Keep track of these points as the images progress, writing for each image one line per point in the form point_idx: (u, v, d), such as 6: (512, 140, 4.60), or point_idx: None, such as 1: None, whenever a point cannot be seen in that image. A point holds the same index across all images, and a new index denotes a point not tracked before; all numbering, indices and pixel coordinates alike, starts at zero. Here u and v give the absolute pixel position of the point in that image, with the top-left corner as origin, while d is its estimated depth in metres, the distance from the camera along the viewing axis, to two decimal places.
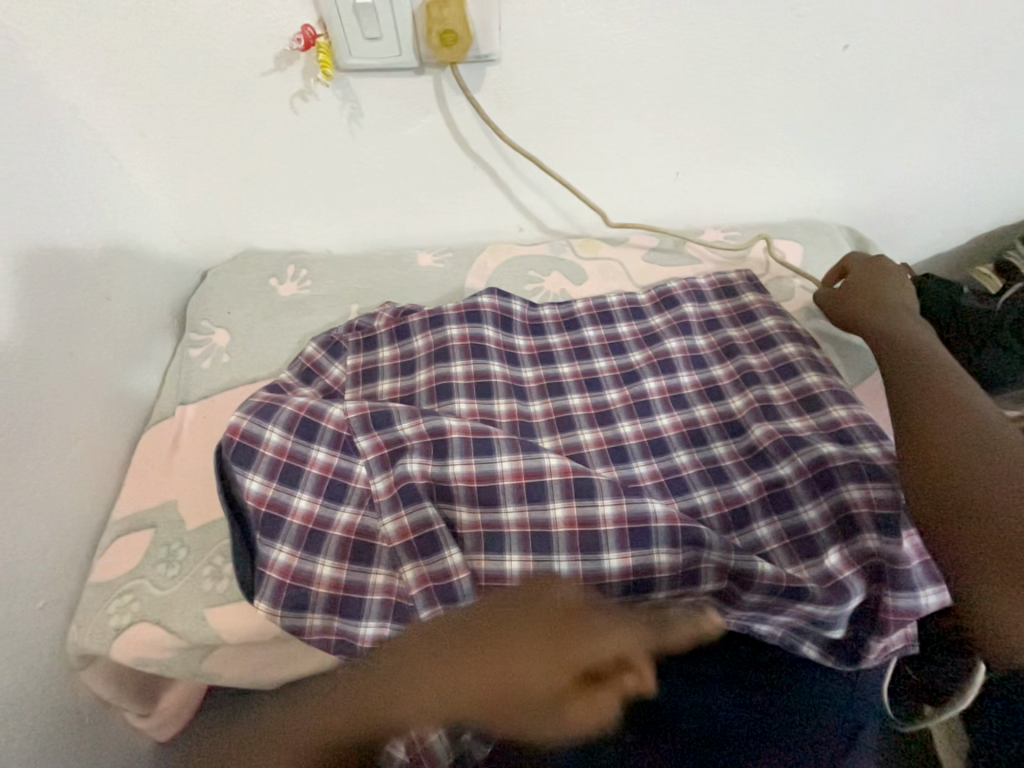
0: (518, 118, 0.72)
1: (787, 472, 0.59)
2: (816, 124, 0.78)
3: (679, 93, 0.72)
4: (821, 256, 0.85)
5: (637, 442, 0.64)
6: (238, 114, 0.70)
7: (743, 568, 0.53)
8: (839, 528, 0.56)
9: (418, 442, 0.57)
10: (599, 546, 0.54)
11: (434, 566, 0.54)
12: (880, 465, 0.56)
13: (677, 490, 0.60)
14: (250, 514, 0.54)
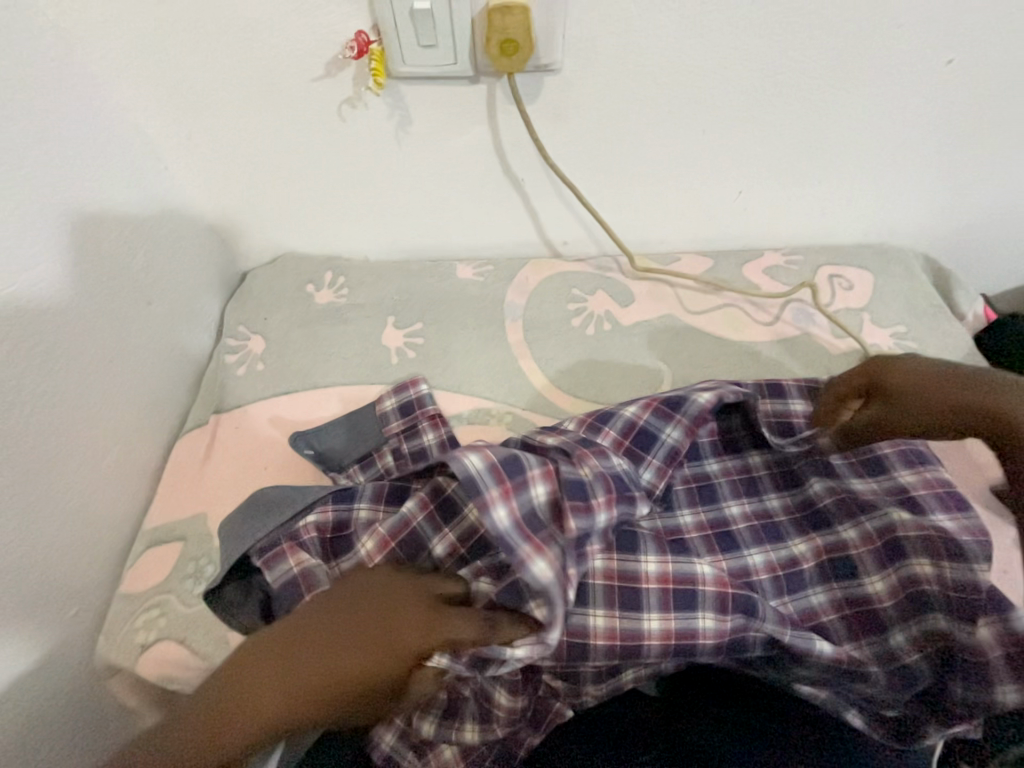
0: (573, 130, 0.68)
1: (851, 538, 0.55)
2: (902, 143, 0.71)
3: (750, 106, 0.66)
4: (893, 286, 0.78)
5: (684, 488, 0.60)
6: (286, 118, 0.68)
7: (799, 645, 0.49)
8: (908, 606, 0.51)
9: (512, 524, 0.45)
10: (639, 604, 0.51)
11: None
12: (961, 543, 0.50)
13: (727, 547, 0.57)
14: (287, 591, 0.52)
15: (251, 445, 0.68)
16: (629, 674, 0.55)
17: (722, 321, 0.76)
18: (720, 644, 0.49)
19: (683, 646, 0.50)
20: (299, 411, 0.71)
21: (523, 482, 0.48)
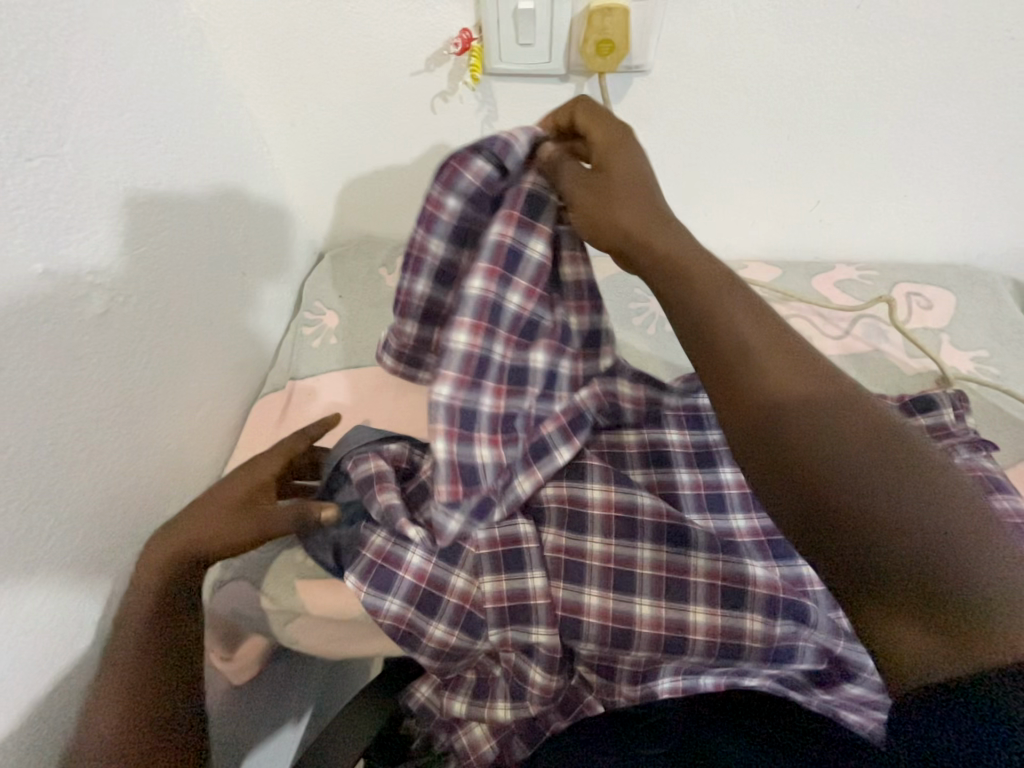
0: (653, 132, 0.69)
1: None
2: (1001, 161, 0.68)
3: (839, 115, 0.65)
4: (976, 309, 0.74)
5: (737, 493, 0.60)
6: (381, 108, 0.72)
7: (850, 656, 0.52)
8: None
9: (476, 300, 0.51)
10: (687, 596, 0.52)
11: (514, 585, 0.53)
12: None
13: (780, 555, 0.56)
14: (363, 562, 0.53)
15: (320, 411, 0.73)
16: (667, 679, 0.55)
17: None
18: (766, 647, 0.50)
19: (729, 643, 0.50)
20: (366, 384, 0.75)
21: (504, 291, 0.52)
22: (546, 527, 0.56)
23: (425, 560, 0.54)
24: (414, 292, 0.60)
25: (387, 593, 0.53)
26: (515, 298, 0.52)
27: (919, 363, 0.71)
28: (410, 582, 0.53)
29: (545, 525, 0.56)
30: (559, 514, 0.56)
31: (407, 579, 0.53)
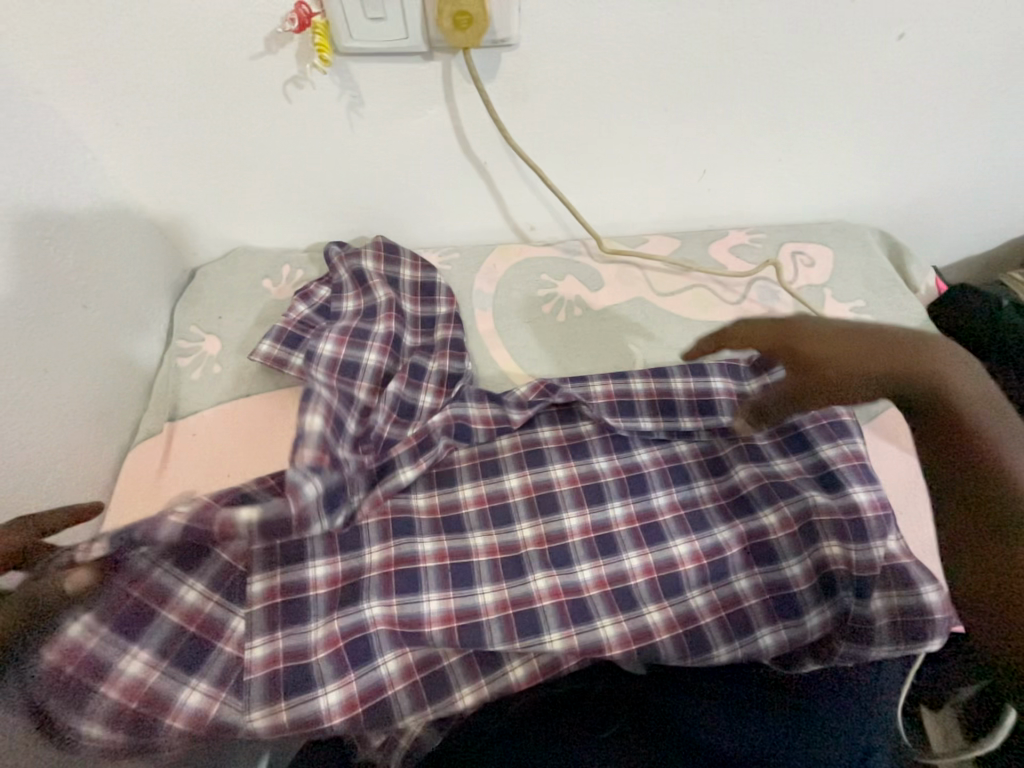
0: (533, 111, 0.66)
1: (771, 524, 0.58)
2: (857, 121, 0.72)
3: (710, 83, 0.66)
4: (852, 261, 0.79)
5: (614, 480, 0.62)
6: (227, 99, 0.63)
7: (751, 652, 0.53)
8: (820, 587, 0.55)
9: (330, 356, 0.65)
10: (590, 615, 0.55)
11: (405, 611, 0.54)
12: (863, 522, 0.54)
13: (653, 539, 0.59)
14: (263, 680, 0.50)
15: (208, 456, 0.64)
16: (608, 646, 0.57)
17: (690, 302, 0.77)
18: (675, 636, 0.53)
19: (643, 647, 0.53)
20: (261, 416, 0.67)
21: (359, 344, 0.66)
22: (426, 595, 0.55)
23: (328, 624, 0.53)
24: (297, 318, 0.69)
25: (312, 689, 0.51)
26: (371, 354, 0.66)
27: None
28: (326, 652, 0.52)
29: (425, 589, 0.56)
30: (439, 575, 0.57)
31: (323, 658, 0.52)
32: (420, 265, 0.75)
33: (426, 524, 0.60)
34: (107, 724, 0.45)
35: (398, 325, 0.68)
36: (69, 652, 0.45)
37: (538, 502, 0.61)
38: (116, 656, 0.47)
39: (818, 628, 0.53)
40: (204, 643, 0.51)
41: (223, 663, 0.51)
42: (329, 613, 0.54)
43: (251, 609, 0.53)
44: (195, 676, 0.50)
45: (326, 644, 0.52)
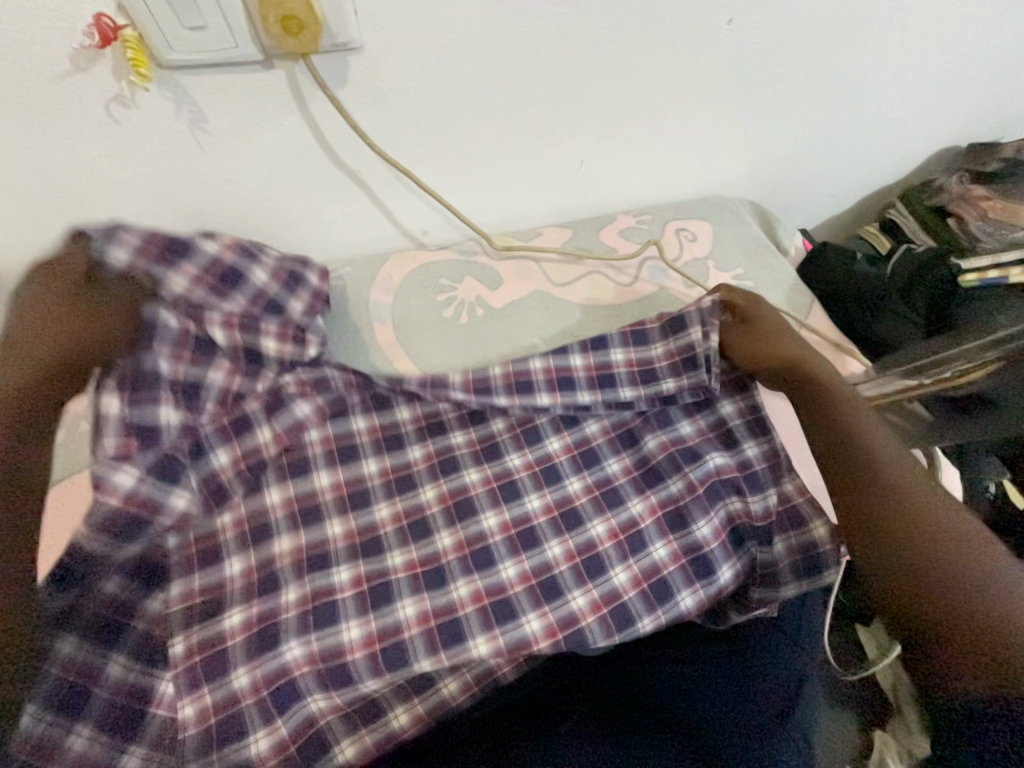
0: (394, 114, 0.64)
1: (680, 489, 0.61)
2: (711, 100, 0.77)
3: (568, 73, 0.67)
4: (728, 232, 0.85)
5: (528, 475, 0.63)
6: (38, 126, 0.56)
7: (672, 618, 0.56)
8: (730, 544, 0.59)
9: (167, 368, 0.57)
10: (514, 614, 0.55)
11: (326, 645, 0.53)
12: (755, 472, 0.62)
13: (571, 525, 0.60)
14: (197, 738, 0.50)
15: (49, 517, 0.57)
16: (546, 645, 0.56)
17: (587, 289, 0.78)
18: (600, 616, 0.55)
19: (570, 635, 0.54)
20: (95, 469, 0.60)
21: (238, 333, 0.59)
22: (345, 624, 0.54)
23: (251, 672, 0.52)
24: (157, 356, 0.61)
25: (246, 735, 0.51)
26: (299, 403, 0.62)
27: (696, 293, 0.80)
28: (252, 698, 0.51)
29: (346, 619, 0.54)
30: (358, 603, 0.55)
31: (250, 705, 0.51)
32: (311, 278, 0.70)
33: (342, 552, 0.58)
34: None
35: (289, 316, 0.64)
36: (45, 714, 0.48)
37: (456, 510, 0.60)
38: (61, 735, 0.48)
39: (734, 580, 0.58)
40: (132, 710, 0.51)
41: (156, 726, 0.51)
42: (250, 663, 0.52)
43: (176, 672, 0.52)
44: (132, 741, 0.50)
45: (252, 690, 0.52)
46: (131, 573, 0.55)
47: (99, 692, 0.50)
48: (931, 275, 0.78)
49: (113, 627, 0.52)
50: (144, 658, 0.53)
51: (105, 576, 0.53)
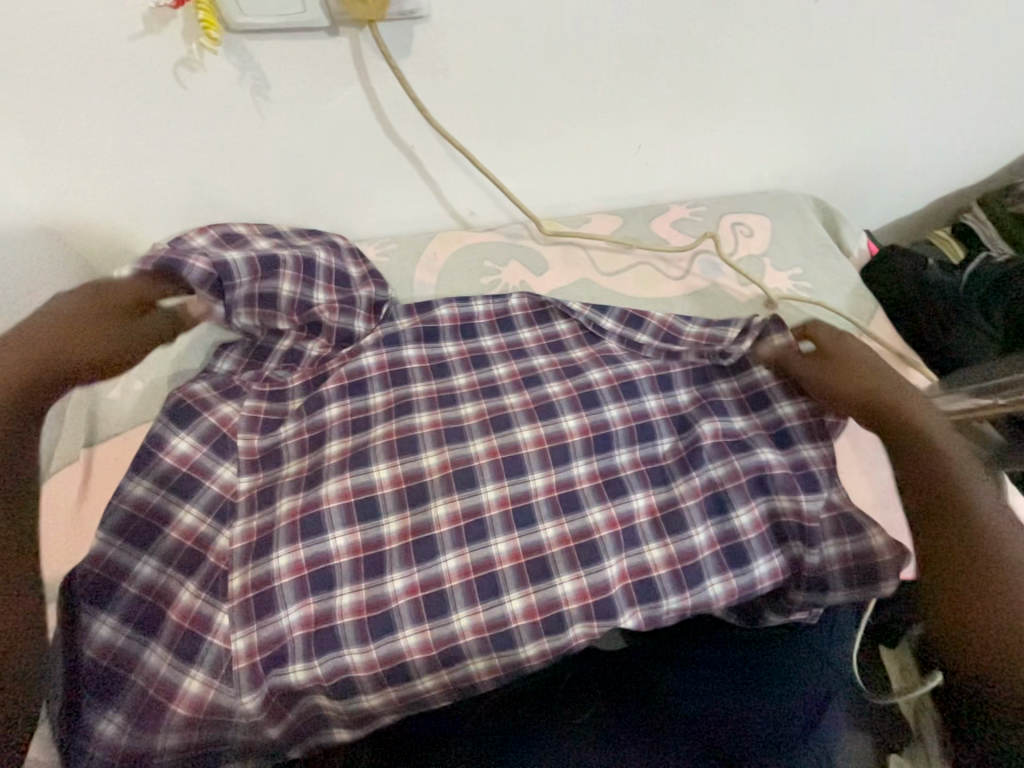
0: (453, 87, 0.63)
1: (744, 524, 0.57)
2: (780, 87, 0.73)
3: (631, 52, 0.65)
4: (788, 228, 0.81)
5: (591, 485, 0.59)
6: (112, 88, 0.58)
7: (698, 601, 0.55)
8: (771, 538, 0.57)
9: (245, 294, 0.62)
10: (563, 625, 0.53)
11: (373, 592, 0.53)
12: (812, 474, 0.58)
13: (630, 542, 0.56)
14: (244, 670, 0.51)
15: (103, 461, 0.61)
16: (579, 629, 0.53)
17: (635, 280, 0.76)
18: (626, 586, 0.55)
19: (599, 599, 0.54)
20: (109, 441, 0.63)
21: (311, 285, 0.64)
22: (389, 576, 0.54)
23: (303, 608, 0.53)
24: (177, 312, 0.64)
25: (286, 665, 0.51)
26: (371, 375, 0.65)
27: (750, 290, 0.76)
28: (301, 632, 0.52)
29: (390, 572, 0.54)
30: (402, 553, 0.55)
31: (297, 637, 0.52)
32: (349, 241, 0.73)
33: (389, 497, 0.58)
34: (130, 714, 0.49)
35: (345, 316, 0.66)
36: (102, 649, 0.50)
37: (504, 466, 0.59)
38: (139, 649, 0.51)
39: (772, 578, 0.56)
40: (195, 637, 0.52)
41: (214, 654, 0.52)
42: (301, 599, 0.53)
43: (232, 605, 0.53)
44: (192, 666, 0.51)
45: (302, 624, 0.52)
46: (206, 506, 0.57)
47: (169, 616, 0.53)
48: (1016, 285, 0.72)
49: (186, 559, 0.55)
50: (209, 589, 0.54)
51: (180, 506, 0.56)
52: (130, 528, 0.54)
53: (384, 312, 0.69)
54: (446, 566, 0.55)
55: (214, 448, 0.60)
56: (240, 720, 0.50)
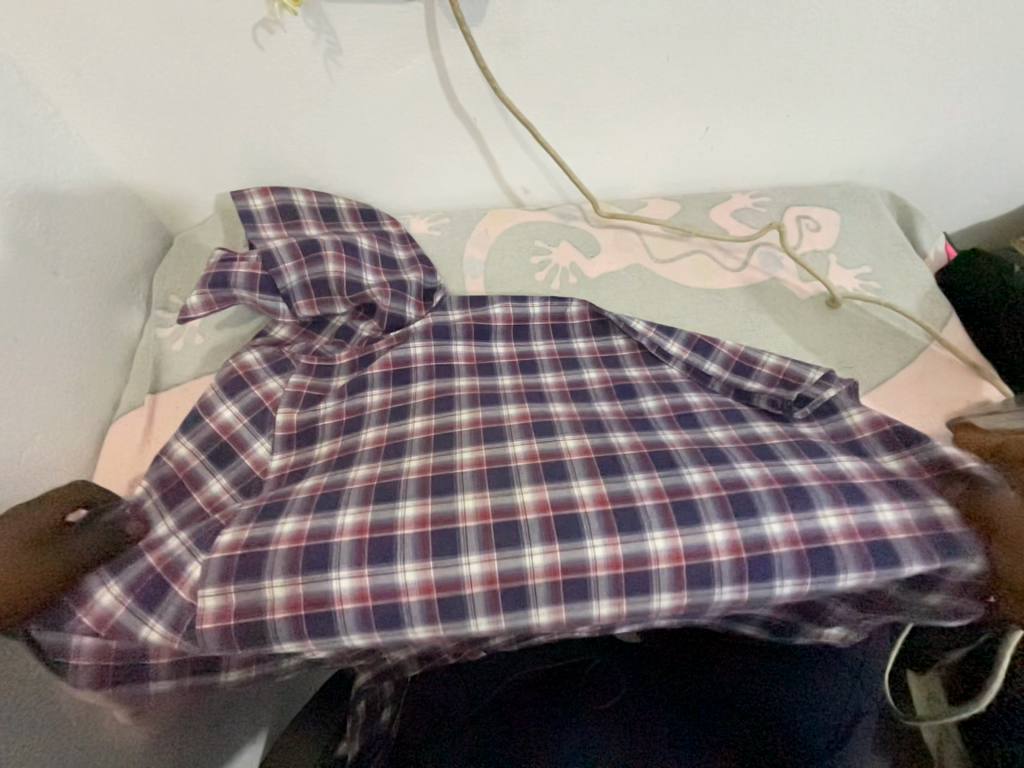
0: (522, 59, 0.62)
1: (833, 526, 0.49)
2: (868, 70, 0.68)
3: (712, 26, 0.62)
4: (860, 224, 0.76)
5: (633, 454, 0.57)
6: (194, 48, 0.60)
7: (759, 597, 0.48)
8: (868, 559, 0.48)
9: (299, 284, 0.65)
10: (587, 593, 0.49)
11: (379, 580, 0.49)
12: (859, 485, 0.52)
13: (684, 520, 0.50)
14: (215, 630, 0.48)
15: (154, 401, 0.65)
16: (602, 604, 0.49)
17: (690, 268, 0.74)
18: (675, 567, 0.48)
19: (631, 573, 0.49)
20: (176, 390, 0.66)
21: (358, 266, 0.67)
22: (401, 565, 0.49)
23: (290, 585, 0.49)
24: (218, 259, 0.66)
25: (267, 640, 0.48)
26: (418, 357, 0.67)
27: (811, 287, 0.73)
28: (285, 615, 0.48)
29: (401, 560, 0.50)
30: (418, 542, 0.50)
31: (279, 618, 0.48)
32: (400, 228, 0.74)
33: (411, 484, 0.55)
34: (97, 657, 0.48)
35: (397, 304, 0.67)
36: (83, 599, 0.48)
37: (543, 470, 0.56)
38: (95, 586, 0.49)
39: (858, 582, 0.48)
40: (164, 583, 0.51)
41: (178, 608, 0.50)
42: (290, 577, 0.49)
43: (213, 556, 0.51)
44: (152, 616, 0.49)
45: (286, 604, 0.49)
46: (235, 478, 0.60)
47: (144, 559, 0.52)
48: None
49: (193, 522, 0.56)
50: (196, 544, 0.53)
51: (212, 473, 0.59)
52: (167, 484, 0.58)
53: (436, 298, 0.70)
54: (474, 551, 0.50)
55: (254, 422, 0.62)
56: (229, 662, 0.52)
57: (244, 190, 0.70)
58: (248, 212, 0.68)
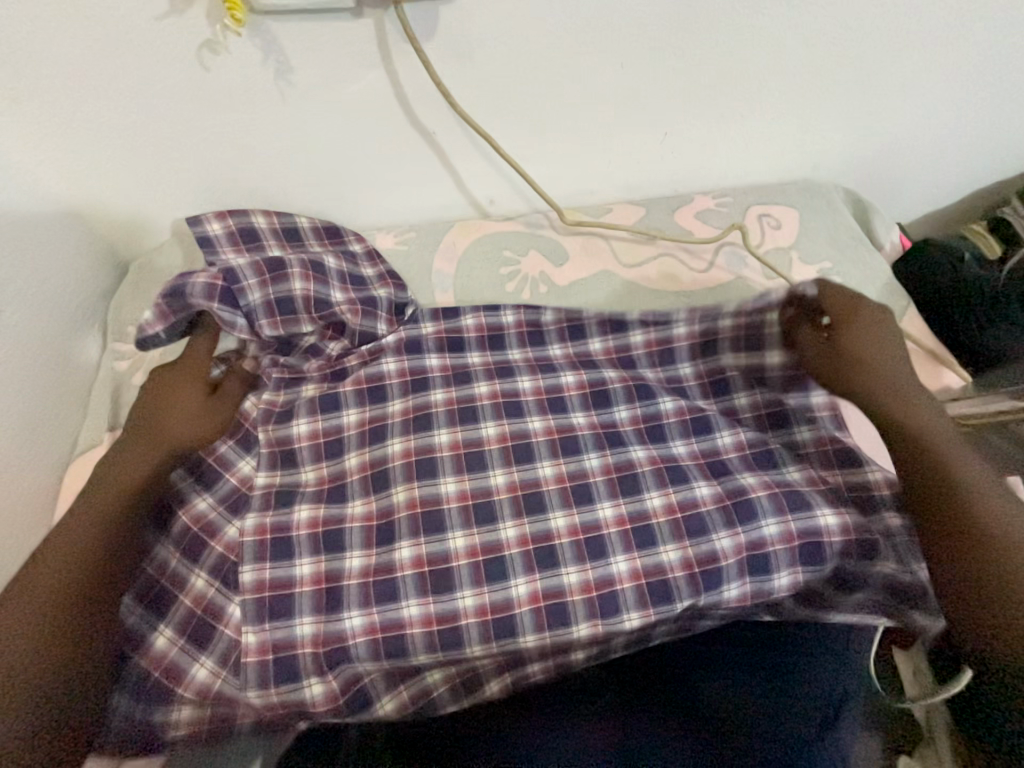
0: (477, 72, 0.62)
1: (772, 533, 0.55)
2: (815, 72, 0.70)
3: (662, 34, 0.63)
4: (818, 221, 0.78)
5: (604, 479, 0.59)
6: (136, 71, 0.58)
7: (711, 602, 0.54)
8: (799, 553, 0.55)
9: (263, 303, 0.62)
10: (567, 617, 0.53)
11: (387, 616, 0.53)
12: (803, 494, 0.58)
13: (643, 542, 0.56)
14: (253, 669, 0.52)
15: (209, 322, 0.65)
16: (583, 627, 0.53)
17: (658, 272, 0.75)
18: (638, 584, 0.54)
19: (603, 594, 0.54)
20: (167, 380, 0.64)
21: (326, 283, 0.64)
22: (405, 601, 0.53)
23: (315, 624, 0.53)
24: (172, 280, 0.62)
25: (299, 678, 0.52)
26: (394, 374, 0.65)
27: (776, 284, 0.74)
28: (311, 650, 0.52)
29: (405, 596, 0.54)
30: (418, 581, 0.54)
31: (307, 652, 0.52)
32: (366, 243, 0.72)
33: (404, 523, 0.56)
34: (137, 692, 0.51)
35: (368, 322, 0.65)
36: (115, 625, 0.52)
37: (524, 502, 0.58)
38: (148, 630, 0.53)
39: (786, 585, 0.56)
40: (168, 594, 0.55)
41: (223, 645, 0.53)
42: (317, 615, 0.53)
43: (245, 599, 0.54)
44: (203, 653, 0.53)
45: (312, 642, 0.52)
46: (222, 497, 0.59)
47: (178, 599, 0.55)
48: None
49: (191, 546, 0.57)
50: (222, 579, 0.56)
51: (200, 493, 0.59)
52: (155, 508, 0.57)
53: (408, 312, 0.69)
54: (468, 581, 0.54)
55: (238, 443, 0.62)
56: (245, 708, 0.52)
57: (201, 214, 0.68)
58: (205, 237, 0.66)
